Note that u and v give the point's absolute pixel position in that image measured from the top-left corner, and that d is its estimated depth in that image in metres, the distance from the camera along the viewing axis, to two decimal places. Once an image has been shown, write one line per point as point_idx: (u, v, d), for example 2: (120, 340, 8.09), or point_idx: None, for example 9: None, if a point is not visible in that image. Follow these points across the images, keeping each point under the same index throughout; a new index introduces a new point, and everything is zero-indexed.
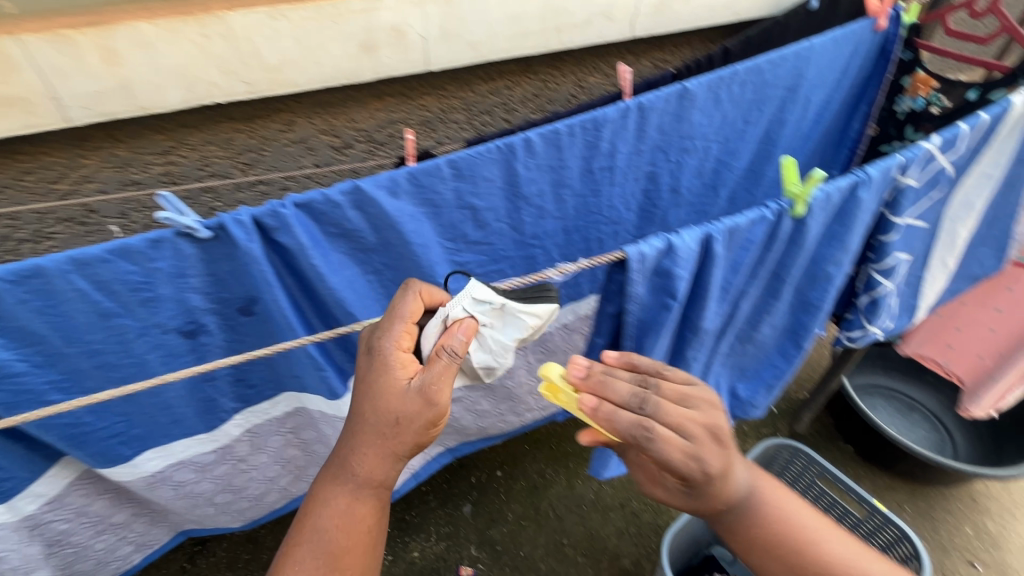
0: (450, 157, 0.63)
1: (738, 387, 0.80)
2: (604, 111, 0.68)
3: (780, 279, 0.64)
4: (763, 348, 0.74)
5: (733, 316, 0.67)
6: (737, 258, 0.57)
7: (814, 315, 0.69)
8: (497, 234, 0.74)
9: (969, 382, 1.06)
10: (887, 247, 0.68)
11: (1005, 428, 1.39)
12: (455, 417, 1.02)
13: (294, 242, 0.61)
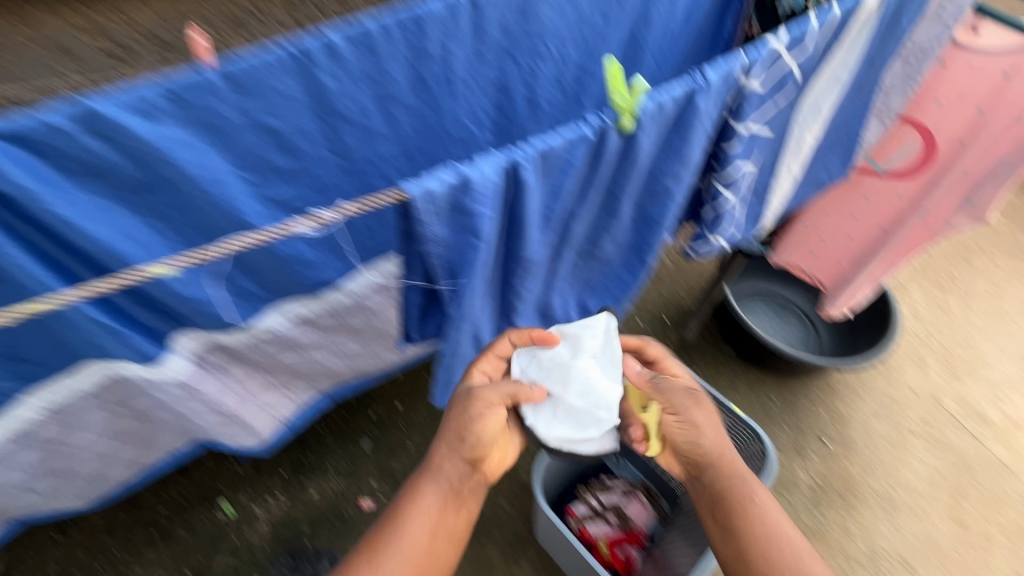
0: (222, 68, 0.48)
1: (586, 301, 0.79)
2: (427, 5, 0.56)
3: (614, 201, 0.58)
4: (607, 265, 0.71)
5: (568, 243, 0.61)
6: (557, 184, 0.49)
7: (654, 234, 0.66)
8: (319, 162, 0.61)
9: (828, 285, 1.11)
10: (728, 159, 0.64)
11: (859, 322, 1.54)
12: (321, 364, 0.94)
13: (11, 187, 0.45)
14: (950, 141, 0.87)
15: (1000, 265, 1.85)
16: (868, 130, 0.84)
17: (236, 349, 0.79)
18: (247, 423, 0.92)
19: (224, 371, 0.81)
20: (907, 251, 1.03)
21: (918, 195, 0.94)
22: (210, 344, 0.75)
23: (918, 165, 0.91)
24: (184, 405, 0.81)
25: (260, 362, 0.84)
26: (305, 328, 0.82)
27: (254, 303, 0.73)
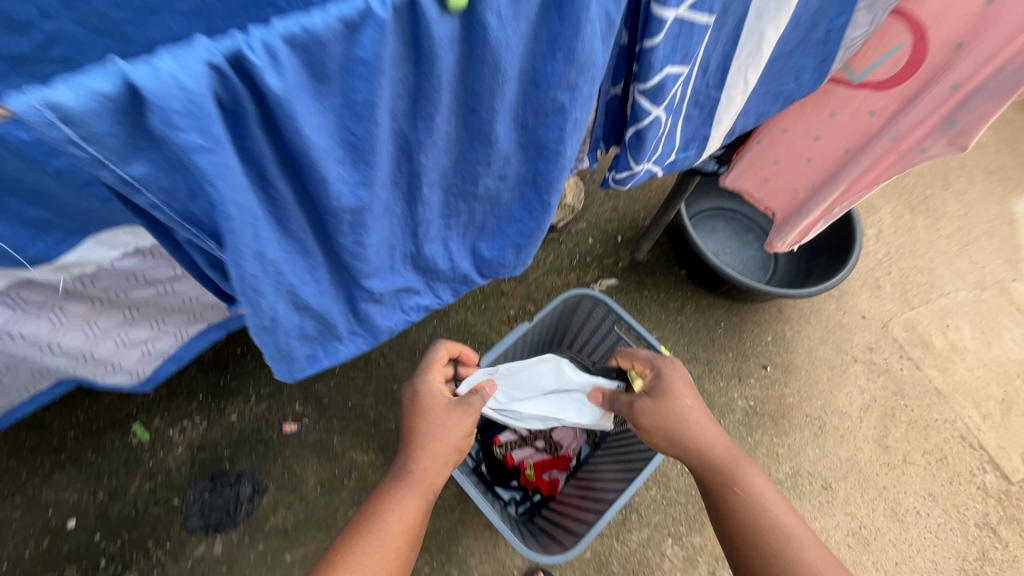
0: None
1: (480, 248, 0.70)
2: None
3: (478, 112, 0.48)
4: (493, 202, 0.61)
5: (416, 170, 0.51)
6: (350, 89, 0.39)
7: (548, 164, 0.56)
8: None
9: (779, 212, 1.05)
10: (652, 59, 0.53)
11: (820, 245, 1.44)
12: (191, 296, 0.80)
13: None
14: (941, 43, 0.71)
15: (977, 185, 1.74)
16: (853, 27, 0.69)
17: (58, 286, 0.64)
18: (111, 360, 0.80)
19: (54, 308, 0.67)
20: (874, 179, 0.90)
21: (893, 112, 0.81)
22: (16, 281, 0.60)
23: (900, 74, 0.76)
24: (11, 347, 0.68)
25: (102, 297, 0.70)
26: (150, 259, 0.68)
27: (58, 235, 0.58)
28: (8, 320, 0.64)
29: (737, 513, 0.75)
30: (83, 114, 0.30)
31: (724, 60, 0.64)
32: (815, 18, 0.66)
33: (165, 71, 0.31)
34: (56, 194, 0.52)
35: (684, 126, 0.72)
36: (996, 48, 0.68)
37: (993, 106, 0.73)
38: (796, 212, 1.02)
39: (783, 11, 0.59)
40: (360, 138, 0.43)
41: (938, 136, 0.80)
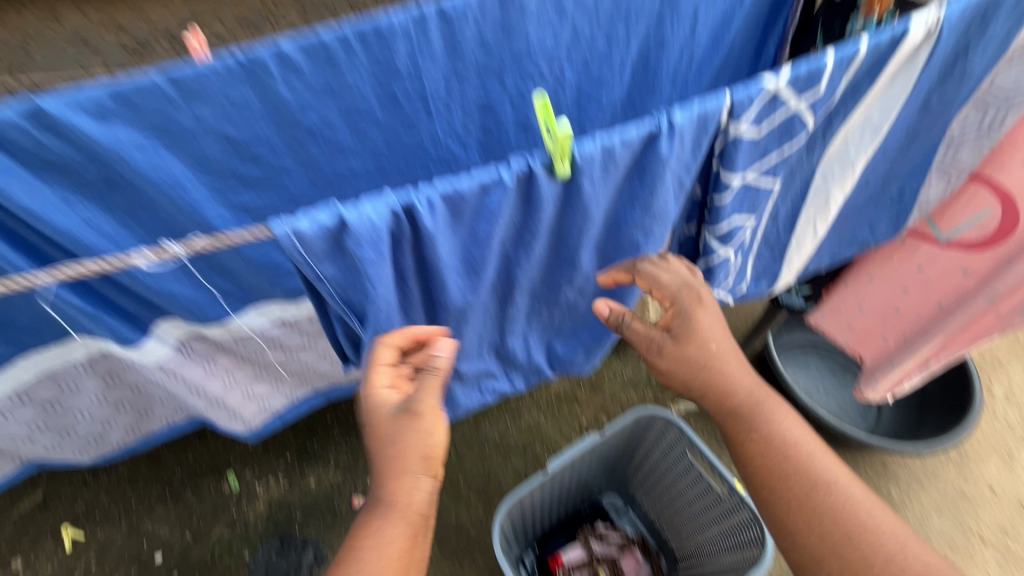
0: (168, 73, 0.48)
1: (555, 349, 0.76)
2: (390, 20, 0.51)
3: (568, 244, 0.56)
4: (573, 310, 0.69)
5: (513, 283, 0.59)
6: (476, 227, 0.47)
7: (626, 286, 0.64)
8: (286, 173, 0.59)
9: (870, 358, 1.03)
10: (721, 211, 0.60)
11: (932, 399, 1.32)
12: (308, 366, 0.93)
13: None
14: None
15: None
16: (929, 187, 0.75)
17: (219, 341, 0.79)
18: (235, 409, 0.94)
19: (209, 359, 0.83)
20: (974, 335, 0.89)
21: (987, 272, 0.80)
22: (193, 333, 0.76)
23: (990, 237, 0.77)
24: (171, 385, 0.84)
25: (244, 356, 0.84)
26: (287, 330, 0.81)
27: (231, 300, 0.74)
28: (176, 363, 0.80)
29: (760, 470, 0.56)
30: (309, 236, 0.40)
31: (793, 212, 0.69)
32: (885, 180, 0.72)
33: (366, 215, 0.41)
34: (240, 271, 0.69)
35: (755, 263, 0.76)
36: None
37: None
38: (887, 359, 1.00)
39: (849, 176, 0.64)
40: (475, 260, 0.52)
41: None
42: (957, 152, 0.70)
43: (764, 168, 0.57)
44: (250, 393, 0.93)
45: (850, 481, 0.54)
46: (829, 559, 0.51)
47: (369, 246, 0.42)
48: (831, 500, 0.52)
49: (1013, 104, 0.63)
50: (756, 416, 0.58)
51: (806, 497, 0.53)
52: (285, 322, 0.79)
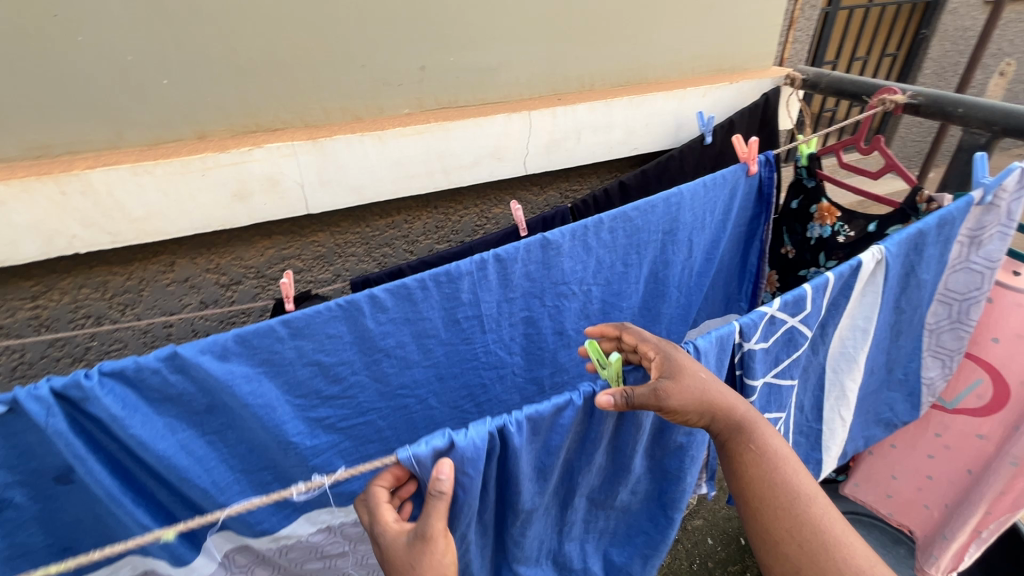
0: (284, 318, 0.59)
1: (611, 554, 0.74)
2: (458, 265, 0.65)
3: (623, 451, 0.63)
4: (625, 512, 0.71)
5: (574, 485, 0.63)
6: (549, 440, 0.55)
7: (675, 485, 0.68)
8: (360, 387, 0.68)
9: (921, 530, 1.02)
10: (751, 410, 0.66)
11: (998, 572, 1.22)
12: None
13: (104, 413, 0.53)
14: (1016, 381, 0.82)
15: None
16: (927, 368, 0.85)
17: (262, 552, 0.77)
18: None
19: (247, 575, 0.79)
20: (1014, 502, 0.88)
21: (1001, 438, 0.86)
22: (238, 544, 0.75)
23: (990, 403, 0.85)
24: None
25: (283, 568, 0.80)
26: (331, 536, 0.80)
27: (287, 510, 0.75)
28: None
29: (753, 486, 0.54)
30: (425, 458, 0.47)
31: (817, 401, 0.77)
32: (889, 366, 0.81)
33: (471, 436, 0.48)
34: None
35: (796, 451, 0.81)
36: None
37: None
38: (939, 534, 0.97)
39: (855, 367, 0.74)
40: (546, 468, 0.58)
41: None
42: (941, 337, 0.82)
43: (779, 369, 0.67)
44: None
45: (825, 497, 0.54)
46: None
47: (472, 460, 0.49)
48: (811, 514, 0.53)
49: (971, 300, 0.78)
50: (752, 431, 0.55)
51: (789, 508, 0.53)
52: (333, 529, 0.79)
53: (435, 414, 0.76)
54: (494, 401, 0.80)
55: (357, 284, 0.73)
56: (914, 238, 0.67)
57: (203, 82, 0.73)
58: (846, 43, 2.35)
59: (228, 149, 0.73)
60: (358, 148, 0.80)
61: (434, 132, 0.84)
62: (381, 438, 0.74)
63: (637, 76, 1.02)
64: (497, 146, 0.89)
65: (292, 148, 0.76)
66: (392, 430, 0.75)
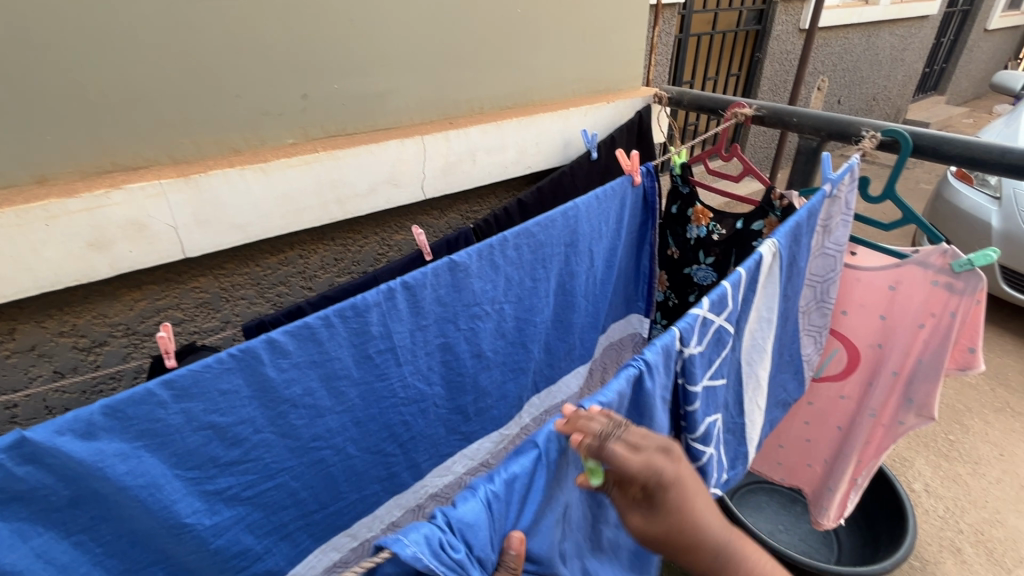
0: (164, 378, 0.52)
1: None
2: (363, 296, 0.63)
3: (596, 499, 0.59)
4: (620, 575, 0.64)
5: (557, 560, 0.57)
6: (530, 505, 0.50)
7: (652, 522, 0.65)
8: (265, 447, 0.62)
9: (810, 489, 1.14)
10: (696, 417, 0.67)
11: (873, 511, 1.41)
12: None
13: None
14: (864, 346, 0.97)
15: (994, 425, 1.87)
16: (805, 346, 0.95)
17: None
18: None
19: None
20: (877, 449, 1.02)
21: (859, 395, 1.01)
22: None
23: (846, 367, 1.00)
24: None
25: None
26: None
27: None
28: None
29: None
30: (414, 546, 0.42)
31: (739, 396, 0.80)
32: (781, 349, 0.88)
33: (462, 510, 0.44)
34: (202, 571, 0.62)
35: (726, 451, 0.81)
36: (908, 347, 0.92)
37: (933, 386, 0.90)
38: (825, 488, 1.10)
39: (763, 356, 0.82)
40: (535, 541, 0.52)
41: (906, 408, 0.95)
42: (811, 316, 0.93)
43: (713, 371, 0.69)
44: None
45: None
46: None
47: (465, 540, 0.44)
48: None
49: (829, 282, 0.90)
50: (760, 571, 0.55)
51: None
52: None
53: (356, 464, 0.72)
54: (418, 438, 0.78)
55: (251, 329, 0.67)
56: (796, 231, 0.76)
57: (38, 119, 0.63)
58: (700, 65, 2.67)
59: (78, 193, 0.64)
60: (239, 183, 0.74)
61: (325, 161, 0.80)
62: (297, 501, 0.68)
63: (524, 100, 1.07)
64: (393, 172, 0.87)
65: (159, 187, 0.68)
66: (309, 490, 0.68)
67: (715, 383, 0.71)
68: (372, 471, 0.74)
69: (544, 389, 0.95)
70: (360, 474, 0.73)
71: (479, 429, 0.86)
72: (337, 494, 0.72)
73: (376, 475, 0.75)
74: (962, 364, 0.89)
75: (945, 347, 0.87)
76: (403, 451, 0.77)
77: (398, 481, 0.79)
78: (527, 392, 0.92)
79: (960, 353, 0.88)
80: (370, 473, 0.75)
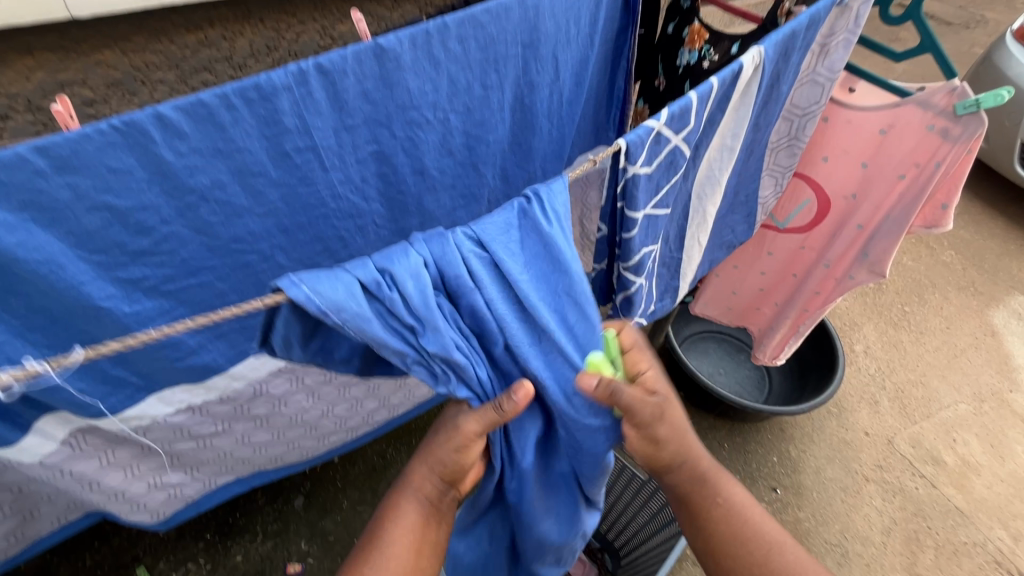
0: (36, 144, 0.46)
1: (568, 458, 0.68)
2: (269, 75, 0.54)
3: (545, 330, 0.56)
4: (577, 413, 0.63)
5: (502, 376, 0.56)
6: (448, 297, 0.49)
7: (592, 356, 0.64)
8: (180, 241, 0.59)
9: (756, 329, 1.19)
10: (631, 244, 0.68)
11: (809, 363, 1.51)
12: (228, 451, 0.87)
13: None
14: (836, 195, 0.93)
15: (950, 301, 1.91)
16: (764, 188, 0.91)
17: (115, 434, 0.72)
18: (138, 501, 0.86)
19: (104, 451, 0.74)
20: (824, 302, 1.04)
21: (820, 245, 0.99)
22: (84, 426, 0.69)
23: (812, 217, 0.97)
24: (58, 483, 0.74)
25: (148, 447, 0.77)
26: (197, 415, 0.76)
27: (129, 391, 0.68)
28: (63, 460, 0.71)
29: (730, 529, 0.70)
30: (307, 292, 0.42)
31: (681, 231, 0.80)
32: (736, 189, 0.86)
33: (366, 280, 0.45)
34: (134, 356, 0.64)
35: (659, 283, 0.86)
36: (881, 199, 0.88)
37: (892, 242, 0.89)
38: (770, 329, 1.15)
39: (716, 191, 0.79)
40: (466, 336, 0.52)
41: (858, 265, 0.95)
42: (778, 156, 0.87)
43: (658, 200, 0.67)
44: (157, 479, 0.85)
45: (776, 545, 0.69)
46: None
47: (396, 309, 0.46)
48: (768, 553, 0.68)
49: (810, 114, 0.81)
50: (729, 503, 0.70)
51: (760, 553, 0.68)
52: (196, 408, 0.75)
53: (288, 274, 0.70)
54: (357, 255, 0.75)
55: None
56: (789, 41, 0.65)
57: None
58: None
59: None
60: None
61: None
62: (226, 302, 0.67)
63: None
64: None
65: None
66: (238, 294, 0.68)
67: (658, 213, 0.69)
68: None
69: None
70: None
71: None
72: None
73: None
74: (928, 222, 0.88)
75: (919, 202, 0.84)
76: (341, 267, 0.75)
77: None
78: None
79: (929, 210, 0.86)
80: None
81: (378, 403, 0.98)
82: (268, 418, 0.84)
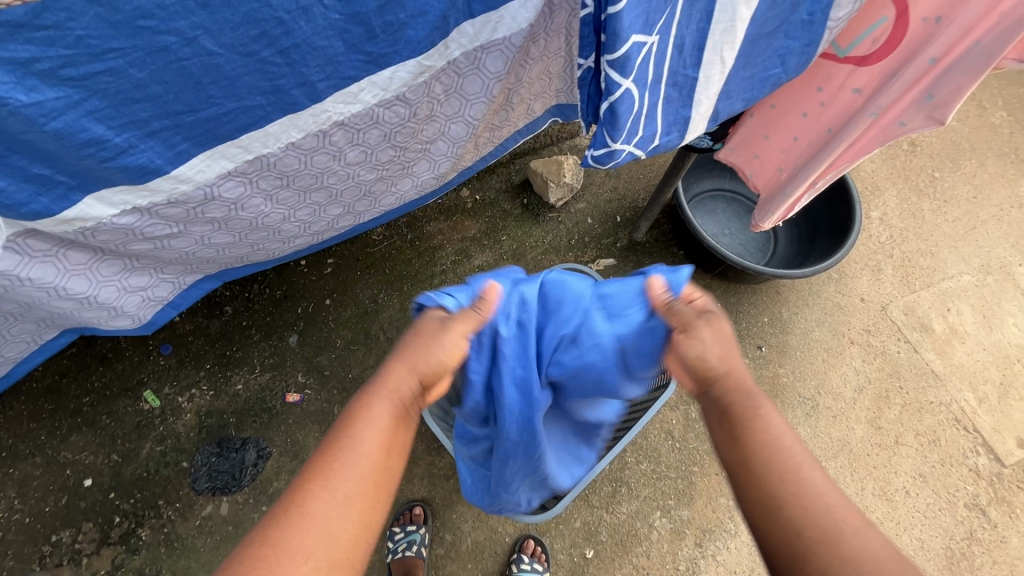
0: None
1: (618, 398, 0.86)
2: None
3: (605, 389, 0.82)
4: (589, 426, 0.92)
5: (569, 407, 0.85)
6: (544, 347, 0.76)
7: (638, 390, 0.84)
8: (69, 13, 0.50)
9: (766, 190, 1.13)
10: (617, 22, 0.61)
11: (821, 227, 1.43)
12: (189, 253, 0.87)
13: None
14: (918, 19, 0.77)
15: (986, 168, 1.75)
16: (839, 7, 0.74)
17: (60, 235, 0.71)
18: (112, 305, 0.86)
19: (57, 253, 0.74)
20: (855, 154, 0.97)
21: (875, 87, 0.87)
22: (24, 230, 0.67)
23: (881, 49, 0.83)
24: (20, 292, 0.74)
25: (102, 247, 0.77)
26: (147, 218, 0.75)
27: (60, 192, 0.64)
28: (15, 265, 0.70)
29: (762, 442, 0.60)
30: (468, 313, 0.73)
31: (698, 38, 0.71)
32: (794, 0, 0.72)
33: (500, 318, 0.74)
34: (56, 153, 0.60)
35: (665, 109, 0.79)
36: (972, 23, 0.74)
37: (968, 81, 0.78)
38: (780, 193, 1.08)
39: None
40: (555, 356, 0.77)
41: (916, 110, 0.86)
42: None
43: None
44: (126, 283, 0.86)
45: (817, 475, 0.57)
46: (791, 518, 0.55)
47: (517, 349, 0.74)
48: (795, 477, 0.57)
49: None
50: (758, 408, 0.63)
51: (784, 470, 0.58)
52: (140, 208, 0.73)
53: (220, 64, 0.60)
54: (303, 46, 0.63)
55: None
56: None
57: None
58: None
59: None
60: None
61: None
62: (149, 96, 0.60)
63: None
64: None
65: None
66: (162, 86, 0.60)
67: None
68: (249, 77, 0.63)
69: (481, 16, 0.72)
70: (232, 79, 0.63)
71: (391, 54, 0.70)
72: (206, 96, 0.63)
73: (254, 84, 0.65)
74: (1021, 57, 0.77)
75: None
76: (286, 61, 0.64)
77: (289, 100, 0.69)
78: (457, 15, 0.69)
79: None
80: (246, 81, 0.64)
81: (340, 210, 0.97)
82: (226, 221, 0.84)
